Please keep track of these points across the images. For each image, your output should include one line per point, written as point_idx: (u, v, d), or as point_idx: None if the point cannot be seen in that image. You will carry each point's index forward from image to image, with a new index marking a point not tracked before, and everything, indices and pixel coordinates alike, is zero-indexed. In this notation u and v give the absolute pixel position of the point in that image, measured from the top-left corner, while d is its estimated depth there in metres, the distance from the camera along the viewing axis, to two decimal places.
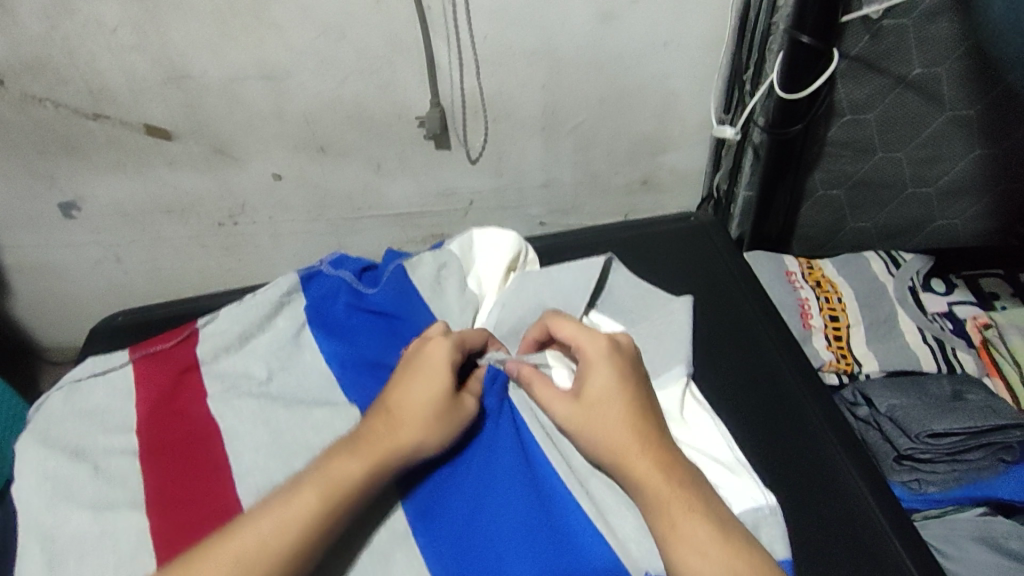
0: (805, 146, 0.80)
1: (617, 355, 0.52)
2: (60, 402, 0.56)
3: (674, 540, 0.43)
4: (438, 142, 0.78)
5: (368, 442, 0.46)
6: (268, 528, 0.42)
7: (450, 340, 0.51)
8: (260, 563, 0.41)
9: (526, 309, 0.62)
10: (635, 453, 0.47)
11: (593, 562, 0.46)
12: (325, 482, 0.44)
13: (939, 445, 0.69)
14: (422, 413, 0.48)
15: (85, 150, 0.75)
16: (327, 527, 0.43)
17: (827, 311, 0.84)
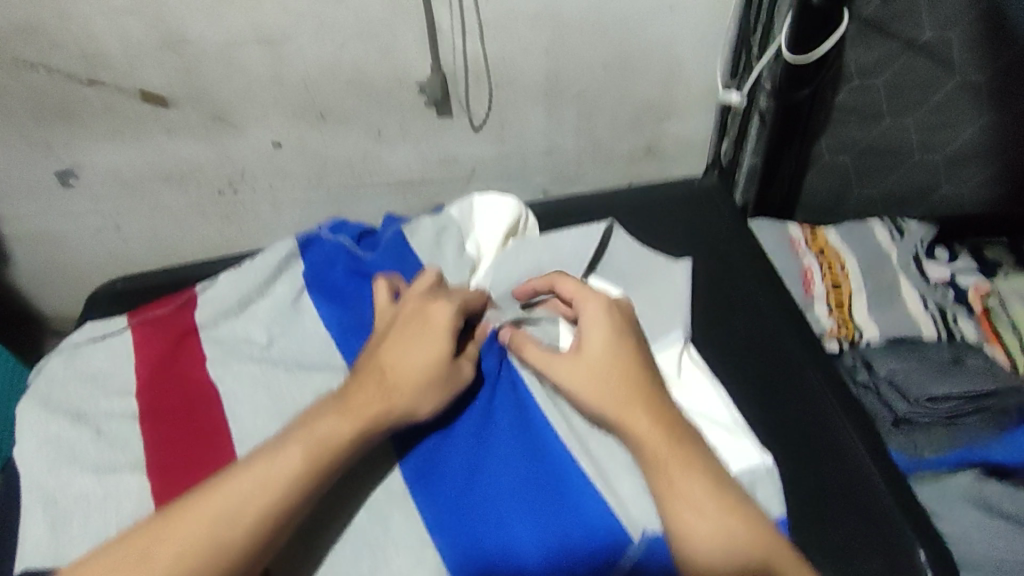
0: (811, 113, 0.79)
1: (615, 315, 0.52)
2: (62, 365, 0.58)
3: (673, 496, 0.44)
4: (439, 108, 0.76)
5: (361, 403, 0.47)
6: (252, 485, 0.42)
7: (452, 305, 0.52)
8: (242, 519, 0.41)
9: (524, 271, 0.62)
10: (637, 412, 0.48)
11: (592, 522, 0.47)
12: (311, 441, 0.44)
13: (938, 410, 0.70)
14: (414, 378, 0.48)
15: (82, 117, 0.74)
16: (312, 487, 0.43)
17: (830, 278, 0.84)
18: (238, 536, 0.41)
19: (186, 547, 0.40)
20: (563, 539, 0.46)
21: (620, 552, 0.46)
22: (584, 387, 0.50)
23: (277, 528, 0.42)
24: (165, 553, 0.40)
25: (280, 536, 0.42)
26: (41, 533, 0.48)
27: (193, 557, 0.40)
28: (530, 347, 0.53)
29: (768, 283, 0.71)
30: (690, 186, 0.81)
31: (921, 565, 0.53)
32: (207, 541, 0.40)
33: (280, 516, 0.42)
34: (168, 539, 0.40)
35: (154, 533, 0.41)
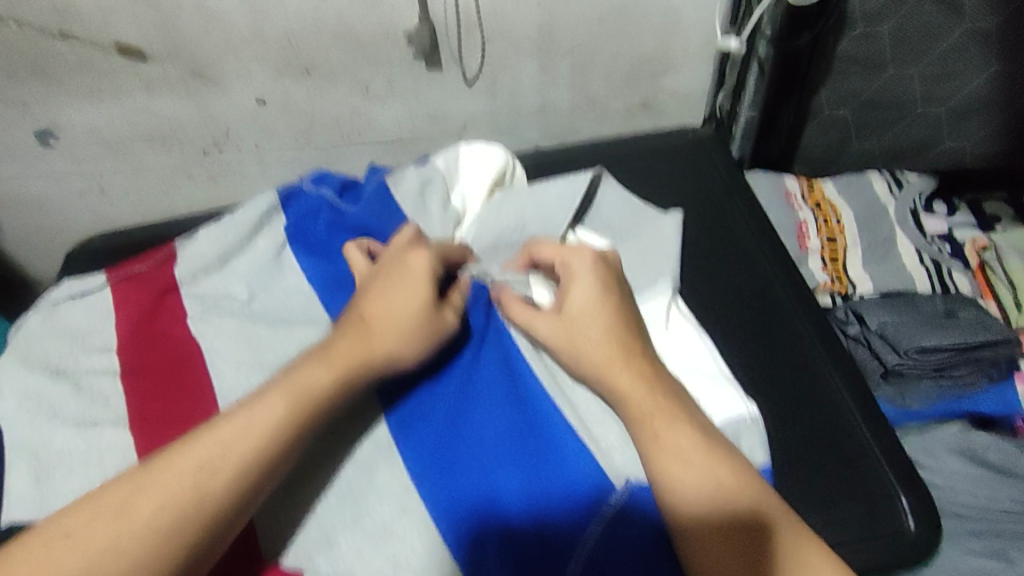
0: (812, 63, 0.77)
1: (602, 270, 0.52)
2: (39, 323, 0.57)
3: (657, 449, 0.43)
4: (428, 61, 0.73)
5: (339, 353, 0.47)
6: (235, 434, 0.41)
7: (430, 253, 0.52)
8: (225, 467, 0.40)
9: (505, 225, 0.62)
10: (619, 367, 0.48)
11: (575, 470, 0.47)
12: (293, 391, 0.44)
13: (928, 360, 0.70)
14: (396, 325, 0.49)
15: (56, 74, 0.70)
16: (294, 436, 0.43)
17: (825, 232, 0.83)
18: (220, 484, 0.39)
19: (166, 497, 0.38)
20: (546, 487, 0.46)
21: (602, 500, 0.45)
22: (573, 343, 0.50)
23: (261, 477, 0.41)
24: (143, 505, 0.38)
25: (261, 487, 0.41)
26: (26, 488, 0.48)
27: (174, 507, 0.38)
28: (514, 307, 0.53)
29: (760, 235, 0.70)
30: (684, 137, 0.80)
31: (903, 511, 0.54)
32: (188, 491, 0.39)
33: (263, 465, 0.41)
34: (145, 490, 0.39)
35: (129, 486, 0.39)
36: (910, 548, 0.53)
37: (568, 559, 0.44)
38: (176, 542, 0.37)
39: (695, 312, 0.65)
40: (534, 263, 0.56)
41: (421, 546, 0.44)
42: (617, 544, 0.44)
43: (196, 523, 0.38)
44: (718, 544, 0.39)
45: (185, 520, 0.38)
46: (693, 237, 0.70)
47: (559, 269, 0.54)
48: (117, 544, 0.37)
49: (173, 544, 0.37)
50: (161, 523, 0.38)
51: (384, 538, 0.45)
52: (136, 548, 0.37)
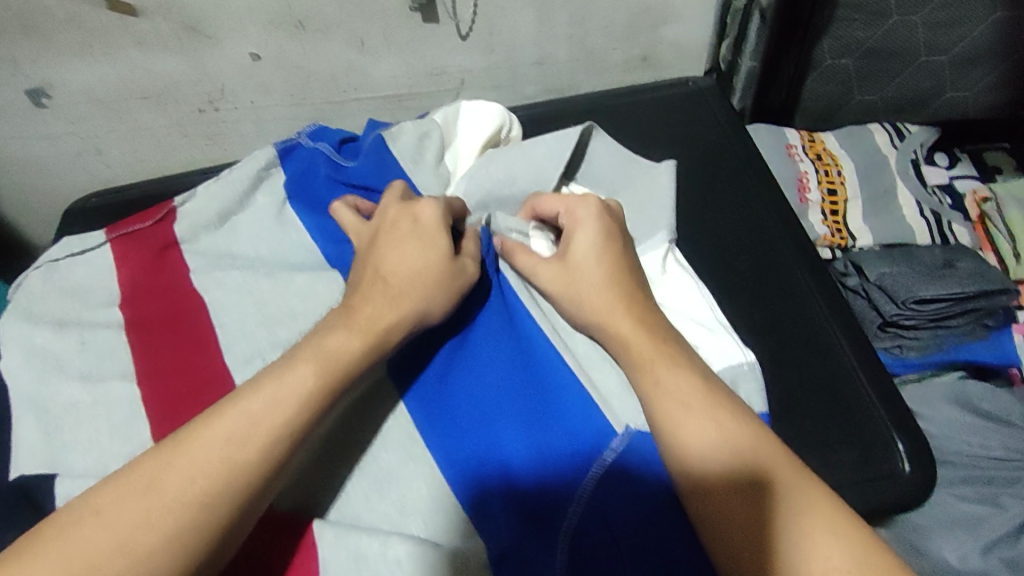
0: (813, 11, 0.75)
1: (604, 222, 0.53)
2: (41, 280, 0.57)
3: (658, 390, 0.44)
4: (425, 15, 0.72)
5: (368, 318, 0.46)
6: (263, 404, 0.40)
7: (439, 205, 0.52)
8: (253, 439, 0.39)
9: (495, 180, 0.61)
10: (621, 313, 0.48)
11: (580, 421, 0.47)
12: (321, 359, 0.43)
13: (924, 311, 0.71)
14: (425, 281, 0.48)
15: (45, 30, 0.68)
16: (324, 405, 0.42)
17: (825, 184, 0.83)
18: (251, 455, 0.38)
19: (196, 470, 0.37)
20: (549, 435, 0.47)
21: (602, 447, 0.46)
22: (570, 289, 0.50)
23: (291, 448, 0.40)
24: (170, 478, 0.37)
25: (291, 456, 0.40)
26: (35, 440, 0.49)
27: (205, 480, 0.37)
28: (519, 255, 0.53)
29: (760, 184, 0.70)
30: (685, 88, 0.79)
31: (898, 454, 0.55)
32: (219, 463, 0.38)
33: (293, 436, 0.40)
34: (174, 463, 0.38)
35: (157, 460, 0.38)
36: (905, 488, 0.54)
37: (570, 502, 0.44)
38: (207, 518, 0.36)
39: (695, 264, 0.65)
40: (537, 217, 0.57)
41: (426, 493, 0.45)
42: (618, 487, 0.45)
43: (229, 495, 0.37)
44: (720, 483, 0.40)
45: (217, 493, 0.37)
46: (691, 191, 0.70)
47: (563, 219, 0.55)
48: (149, 521, 0.36)
49: (207, 518, 0.36)
50: (194, 496, 0.37)
51: (390, 484, 0.46)
52: (171, 522, 0.36)
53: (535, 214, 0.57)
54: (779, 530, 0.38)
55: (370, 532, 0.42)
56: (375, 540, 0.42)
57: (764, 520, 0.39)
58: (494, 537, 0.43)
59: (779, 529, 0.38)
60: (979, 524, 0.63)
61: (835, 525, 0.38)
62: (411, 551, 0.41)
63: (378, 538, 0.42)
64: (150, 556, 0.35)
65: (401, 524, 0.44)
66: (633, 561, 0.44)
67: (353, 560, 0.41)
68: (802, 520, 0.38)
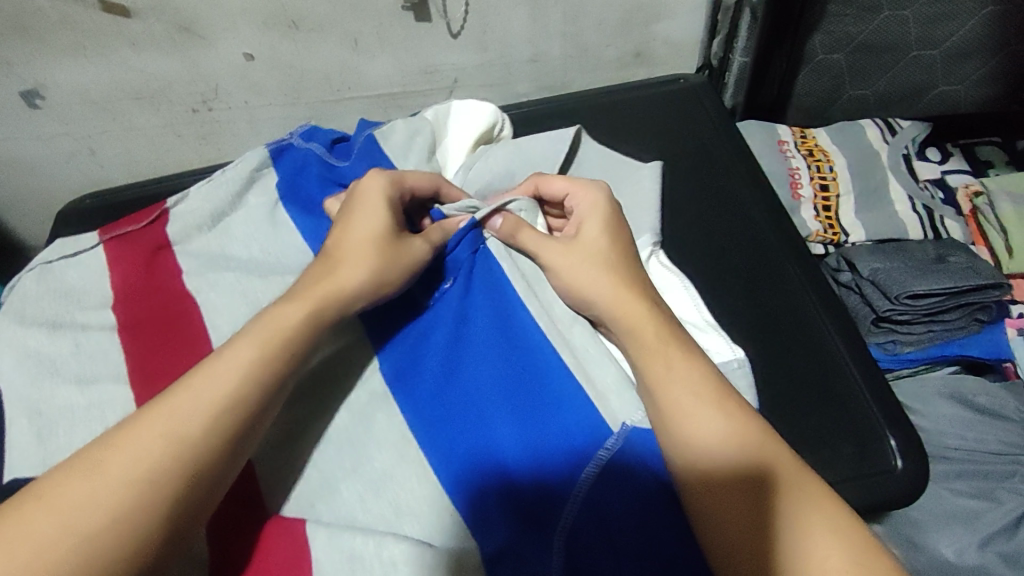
0: (804, 7, 0.75)
1: (612, 206, 0.55)
2: (34, 282, 0.57)
3: (666, 382, 0.44)
4: (417, 13, 0.72)
5: (304, 293, 0.47)
6: (205, 380, 0.41)
7: (384, 176, 0.53)
8: (198, 413, 0.39)
9: (494, 174, 0.63)
10: (632, 299, 0.49)
11: (564, 409, 0.47)
12: (262, 333, 0.43)
13: (917, 306, 0.71)
14: (360, 249, 0.49)
15: (38, 31, 0.68)
16: (268, 380, 0.42)
17: (817, 180, 0.83)
18: (196, 430, 0.39)
19: (141, 449, 0.37)
20: (542, 430, 0.47)
21: (597, 446, 0.46)
22: (578, 266, 0.51)
23: (237, 422, 0.40)
24: (115, 459, 0.37)
25: (241, 433, 0.41)
26: (27, 442, 0.49)
27: (150, 459, 0.37)
28: (524, 232, 0.54)
29: (749, 180, 0.70)
30: (677, 85, 0.79)
31: (891, 450, 0.55)
32: (164, 440, 0.38)
33: (238, 409, 0.41)
34: (118, 444, 0.38)
35: (100, 444, 0.38)
36: (900, 485, 0.54)
37: (565, 500, 0.44)
38: (154, 494, 0.36)
39: (688, 262, 0.65)
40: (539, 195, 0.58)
41: (420, 493, 0.45)
42: (614, 485, 0.45)
43: (177, 471, 0.38)
44: (722, 478, 0.40)
45: (165, 469, 0.37)
46: (680, 187, 0.70)
47: (571, 201, 0.56)
48: (95, 501, 0.36)
49: (155, 494, 0.37)
50: (140, 473, 0.37)
51: (384, 484, 0.46)
52: (118, 501, 0.36)
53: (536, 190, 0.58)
54: (779, 533, 0.38)
55: (365, 533, 0.42)
56: (370, 540, 0.42)
57: (764, 517, 0.39)
58: (491, 534, 0.43)
59: (780, 526, 0.38)
60: (976, 519, 0.63)
61: (836, 522, 0.38)
62: (406, 551, 0.41)
63: (373, 538, 0.42)
64: (97, 537, 0.35)
65: (396, 524, 0.44)
66: (633, 562, 0.43)
67: (348, 561, 0.41)
68: (801, 522, 0.38)
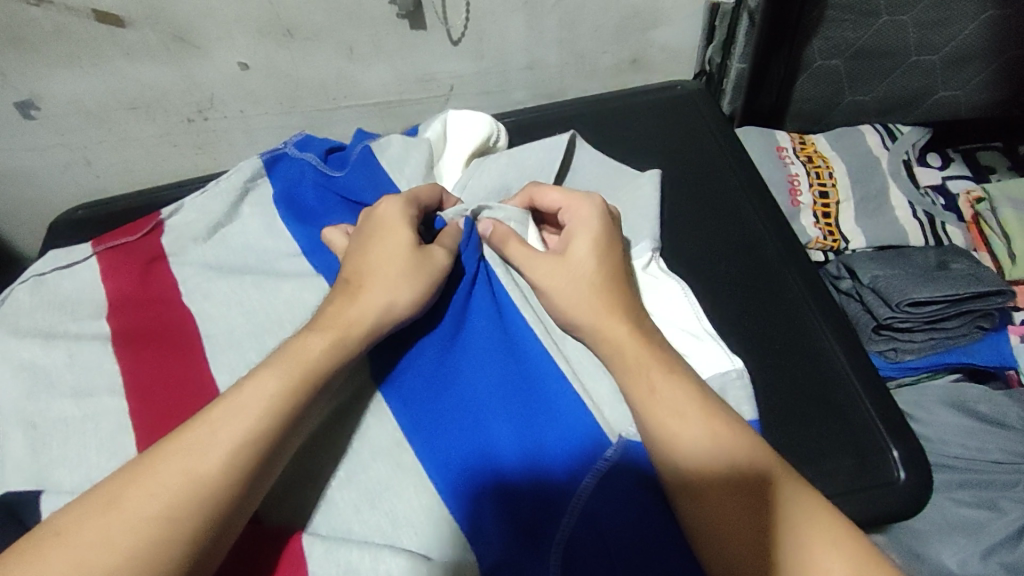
0: (802, 13, 0.75)
1: (613, 220, 0.54)
2: (27, 293, 0.57)
3: (652, 406, 0.43)
4: (413, 21, 0.71)
5: (330, 321, 0.46)
6: (226, 413, 0.39)
7: (400, 198, 0.52)
8: (219, 449, 0.38)
9: (491, 188, 0.62)
10: (616, 321, 0.48)
11: (576, 424, 0.46)
12: (286, 364, 0.42)
13: (919, 314, 0.70)
14: (388, 271, 0.48)
15: (33, 42, 0.67)
16: (290, 411, 0.41)
17: (816, 186, 0.83)
18: (215, 467, 0.37)
19: (159, 486, 0.36)
20: (541, 440, 0.46)
21: (597, 455, 0.45)
22: (561, 287, 0.50)
23: (257, 457, 0.39)
24: (135, 495, 0.36)
25: (262, 468, 0.39)
26: (20, 457, 0.48)
27: (166, 495, 0.36)
28: (510, 244, 0.53)
29: (747, 187, 0.70)
30: (673, 92, 0.79)
31: (894, 462, 0.55)
32: (183, 477, 0.37)
33: (258, 444, 0.39)
34: (137, 480, 0.37)
35: (120, 479, 0.37)
36: (899, 498, 0.54)
37: (562, 512, 0.44)
38: (172, 533, 0.35)
39: (687, 269, 0.64)
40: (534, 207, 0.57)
41: (418, 505, 0.44)
42: (613, 498, 0.45)
43: (195, 509, 0.36)
44: (717, 492, 0.39)
45: (183, 506, 0.36)
46: (678, 194, 0.70)
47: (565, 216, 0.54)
48: (111, 539, 0.35)
49: (172, 533, 0.35)
50: (158, 511, 0.36)
51: (381, 497, 0.45)
52: (135, 540, 0.35)
53: (531, 203, 0.56)
54: (779, 550, 0.37)
55: (361, 545, 0.41)
56: (367, 554, 0.41)
57: (765, 527, 0.38)
58: (487, 546, 0.43)
59: (779, 541, 0.37)
60: (981, 528, 0.62)
61: (835, 535, 0.38)
62: (403, 564, 0.40)
63: (369, 551, 0.41)
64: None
65: (393, 536, 0.43)
66: (628, 568, 0.43)
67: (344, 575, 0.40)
68: (800, 536, 0.37)
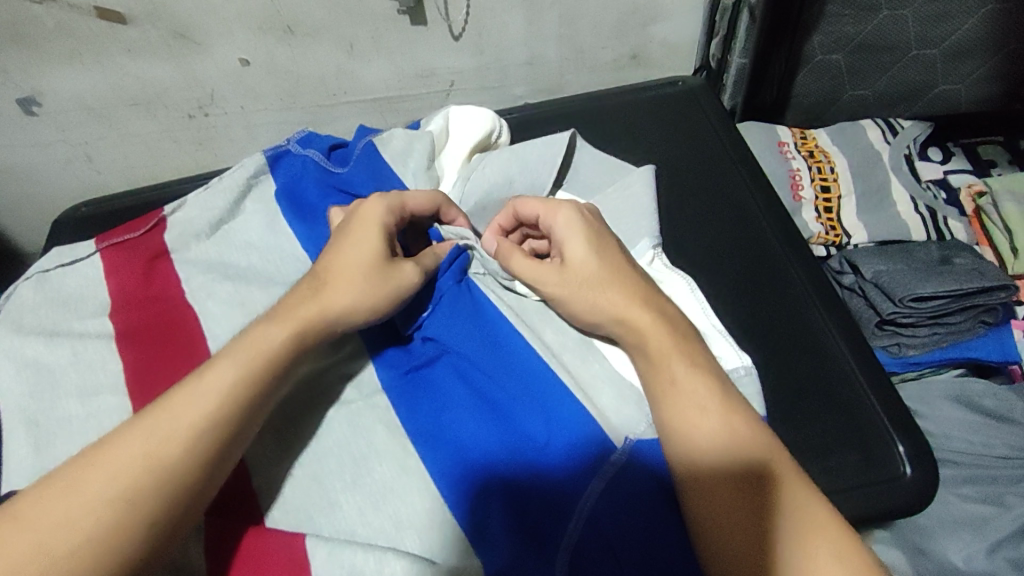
0: (802, 7, 0.74)
1: (587, 220, 0.52)
2: (30, 291, 0.57)
3: (674, 395, 0.43)
4: (413, 17, 0.71)
5: (289, 312, 0.46)
6: (186, 400, 0.40)
7: (383, 203, 0.51)
8: (180, 433, 0.38)
9: (492, 182, 0.61)
10: (637, 310, 0.47)
11: (572, 427, 0.46)
12: (244, 352, 0.42)
13: (922, 309, 0.71)
14: (353, 274, 0.48)
15: (34, 38, 0.67)
16: (250, 399, 0.41)
17: (818, 181, 0.83)
18: (175, 451, 0.38)
19: (119, 469, 0.37)
20: (542, 447, 0.46)
21: (603, 458, 0.45)
22: (575, 296, 0.49)
23: (218, 441, 0.40)
24: (94, 479, 0.36)
25: (223, 453, 0.40)
26: (23, 455, 0.48)
27: (126, 480, 0.36)
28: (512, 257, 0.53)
29: (752, 181, 0.70)
30: (675, 87, 0.79)
31: (900, 457, 0.55)
32: (144, 460, 0.37)
33: (220, 429, 0.40)
34: (97, 463, 0.37)
35: (80, 461, 0.37)
36: (907, 493, 0.54)
37: (569, 517, 0.44)
38: (132, 516, 0.36)
39: (691, 268, 0.64)
40: (518, 220, 0.56)
41: (421, 507, 0.44)
42: (621, 498, 0.44)
43: (155, 492, 0.37)
44: (723, 488, 0.39)
45: (144, 490, 0.36)
46: (682, 189, 0.70)
47: (544, 223, 0.53)
48: (70, 522, 0.35)
49: (132, 516, 0.36)
50: (117, 494, 0.36)
51: (384, 498, 0.45)
52: (92, 522, 0.35)
53: (517, 218, 0.55)
54: (782, 552, 0.37)
55: (365, 548, 0.41)
56: (371, 557, 0.41)
57: (766, 533, 0.38)
58: (494, 552, 0.42)
59: (782, 541, 0.37)
60: (985, 524, 0.62)
61: (839, 545, 0.37)
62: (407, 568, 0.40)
63: (373, 554, 0.41)
64: (70, 559, 0.34)
65: (397, 539, 0.43)
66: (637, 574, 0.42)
67: None
68: (806, 542, 0.37)
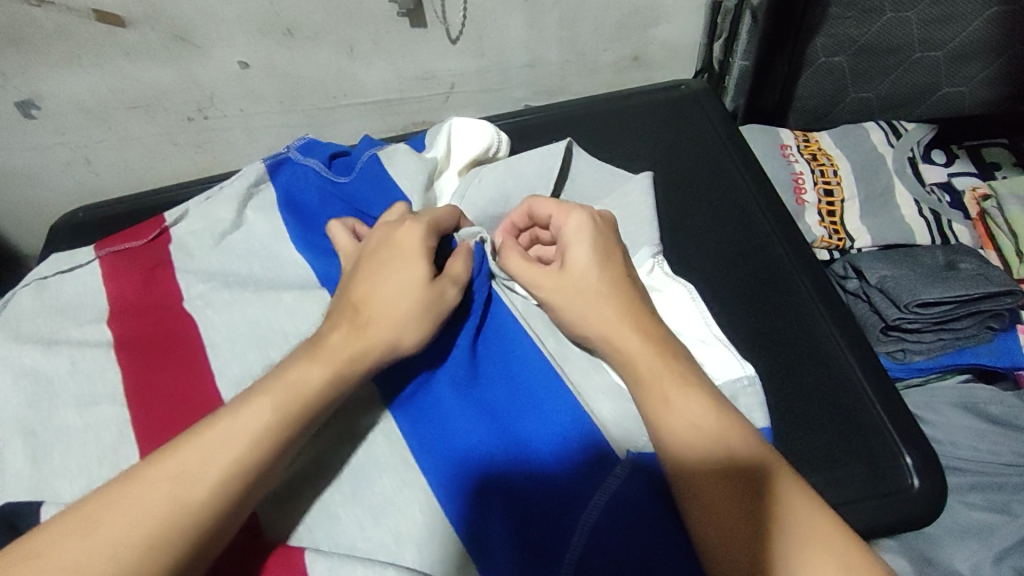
0: (806, 9, 0.74)
1: (597, 227, 0.51)
2: (29, 298, 0.56)
3: (668, 414, 0.42)
4: (413, 19, 0.71)
5: (329, 349, 0.45)
6: (215, 440, 0.39)
7: (421, 226, 0.50)
8: (206, 476, 0.38)
9: (488, 199, 0.61)
10: (625, 331, 0.47)
11: (579, 447, 0.46)
12: (279, 390, 0.42)
13: (927, 315, 0.70)
14: (396, 302, 0.47)
15: (32, 41, 0.67)
16: (282, 440, 0.40)
17: (821, 185, 0.82)
18: (200, 496, 0.37)
19: (143, 511, 0.36)
20: (547, 465, 0.46)
21: (607, 472, 0.45)
22: (569, 300, 0.49)
23: (244, 485, 0.39)
24: (116, 519, 0.36)
25: (248, 496, 0.39)
26: (20, 465, 0.47)
27: (149, 522, 0.36)
28: (507, 252, 0.53)
29: (756, 186, 0.69)
30: (678, 91, 0.79)
31: (907, 468, 0.54)
32: (167, 502, 0.37)
33: (249, 472, 0.39)
34: (120, 502, 0.36)
35: (103, 498, 0.37)
36: (915, 504, 0.53)
37: (572, 533, 0.43)
38: (151, 560, 0.35)
39: (694, 274, 0.64)
40: (531, 219, 0.55)
41: (422, 521, 0.44)
42: (622, 514, 0.44)
43: (176, 539, 0.36)
44: (725, 511, 0.38)
45: (166, 534, 0.36)
46: (686, 194, 0.69)
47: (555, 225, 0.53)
48: (90, 564, 0.34)
49: (152, 560, 0.35)
50: (137, 537, 0.35)
51: (385, 511, 0.44)
52: (112, 565, 0.34)
53: (529, 218, 0.54)
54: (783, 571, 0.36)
55: (364, 561, 0.41)
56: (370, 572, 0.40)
57: (766, 552, 0.37)
58: (494, 568, 0.42)
59: (781, 561, 0.36)
60: (991, 533, 0.62)
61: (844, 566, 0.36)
62: None
63: (372, 568, 0.40)
64: None
65: (397, 553, 0.42)
66: None
67: None
68: (807, 559, 0.36)
